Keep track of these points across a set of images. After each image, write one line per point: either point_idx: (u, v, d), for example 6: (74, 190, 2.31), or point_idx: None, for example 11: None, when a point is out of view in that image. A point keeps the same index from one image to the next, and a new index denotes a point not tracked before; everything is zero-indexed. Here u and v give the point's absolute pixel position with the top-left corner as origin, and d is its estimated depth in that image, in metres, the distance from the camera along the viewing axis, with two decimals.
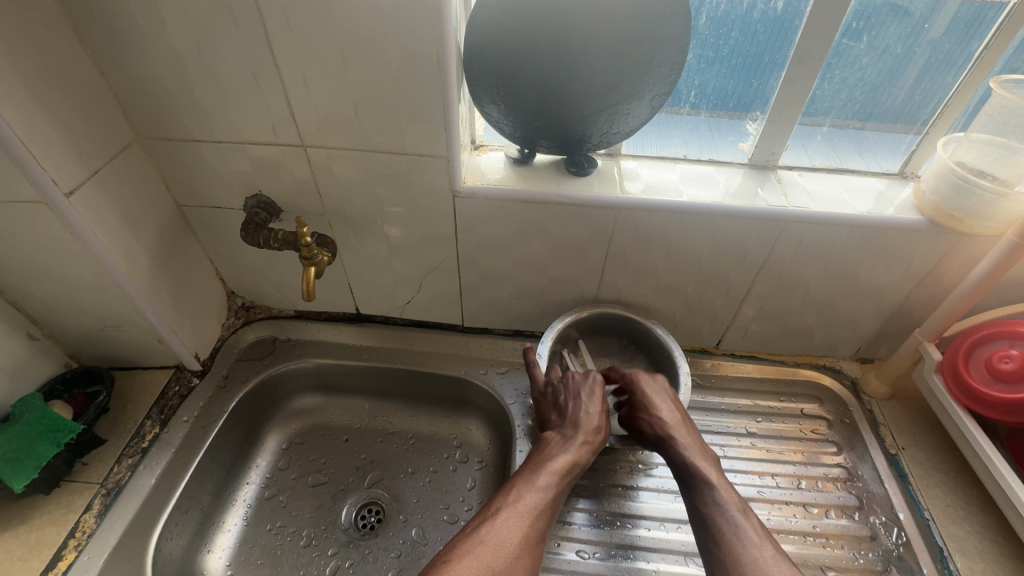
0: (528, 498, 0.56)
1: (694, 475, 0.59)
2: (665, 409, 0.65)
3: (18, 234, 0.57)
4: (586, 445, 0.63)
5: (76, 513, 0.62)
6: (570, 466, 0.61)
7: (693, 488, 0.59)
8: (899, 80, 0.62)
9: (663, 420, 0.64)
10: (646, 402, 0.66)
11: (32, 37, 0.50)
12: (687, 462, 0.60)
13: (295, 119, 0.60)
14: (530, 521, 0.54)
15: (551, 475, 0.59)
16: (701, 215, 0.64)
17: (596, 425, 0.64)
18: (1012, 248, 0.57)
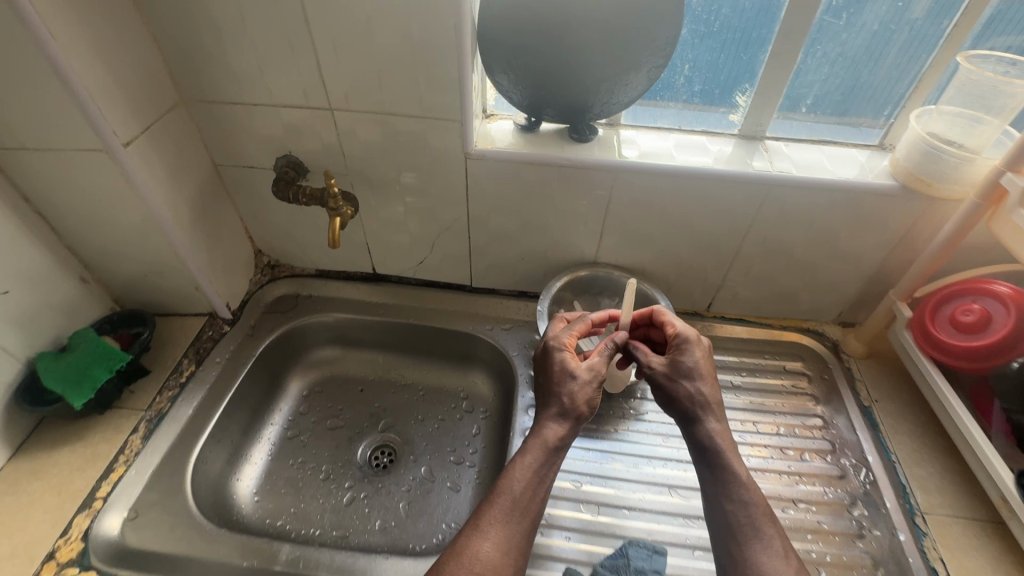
0: (495, 505, 0.54)
1: (719, 463, 0.56)
2: (703, 383, 0.59)
3: (79, 180, 0.64)
4: (551, 424, 0.58)
5: (125, 434, 0.69)
6: (538, 452, 0.57)
7: (710, 474, 0.56)
8: (878, 56, 0.67)
9: (702, 395, 0.58)
10: (679, 369, 0.60)
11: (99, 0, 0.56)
12: (714, 447, 0.56)
13: (324, 83, 0.67)
14: (500, 528, 0.52)
15: (516, 472, 0.55)
16: (693, 178, 0.70)
17: (560, 402, 0.59)
18: (973, 208, 0.61)
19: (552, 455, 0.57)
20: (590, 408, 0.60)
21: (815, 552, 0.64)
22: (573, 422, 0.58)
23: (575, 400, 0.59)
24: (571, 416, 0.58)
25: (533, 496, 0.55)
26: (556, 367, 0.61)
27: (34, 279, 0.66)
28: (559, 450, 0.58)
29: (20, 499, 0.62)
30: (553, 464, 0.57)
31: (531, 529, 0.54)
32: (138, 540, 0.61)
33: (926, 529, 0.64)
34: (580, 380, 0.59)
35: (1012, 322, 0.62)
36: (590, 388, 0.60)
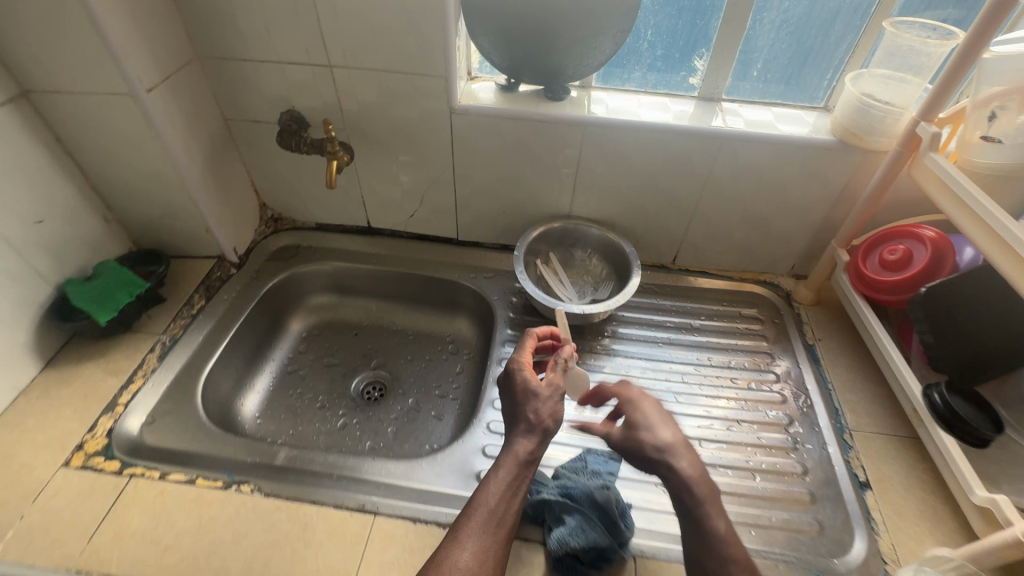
0: (470, 519, 0.52)
1: (700, 513, 0.53)
2: (664, 428, 0.58)
3: (106, 123, 0.72)
4: (520, 439, 0.58)
5: (142, 353, 0.78)
6: (510, 467, 0.56)
7: (696, 530, 0.53)
8: (818, 24, 0.75)
9: (665, 442, 0.57)
10: (637, 423, 0.60)
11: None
12: (691, 495, 0.54)
13: (324, 42, 0.75)
14: (476, 539, 0.50)
15: (489, 486, 0.54)
16: (653, 133, 0.78)
17: (527, 417, 0.59)
18: (897, 155, 0.69)
19: (524, 470, 0.56)
20: (556, 422, 0.60)
21: (753, 462, 0.72)
22: (542, 437, 0.58)
23: (541, 415, 0.59)
24: (539, 430, 0.58)
25: (509, 507, 0.54)
26: (519, 386, 0.62)
27: (63, 211, 0.75)
28: (532, 464, 0.57)
29: (51, 401, 0.71)
30: (525, 479, 0.56)
31: (508, 542, 0.53)
32: (154, 439, 0.69)
33: (852, 443, 0.73)
34: (541, 398, 0.61)
35: (929, 259, 0.70)
36: (553, 403, 0.61)
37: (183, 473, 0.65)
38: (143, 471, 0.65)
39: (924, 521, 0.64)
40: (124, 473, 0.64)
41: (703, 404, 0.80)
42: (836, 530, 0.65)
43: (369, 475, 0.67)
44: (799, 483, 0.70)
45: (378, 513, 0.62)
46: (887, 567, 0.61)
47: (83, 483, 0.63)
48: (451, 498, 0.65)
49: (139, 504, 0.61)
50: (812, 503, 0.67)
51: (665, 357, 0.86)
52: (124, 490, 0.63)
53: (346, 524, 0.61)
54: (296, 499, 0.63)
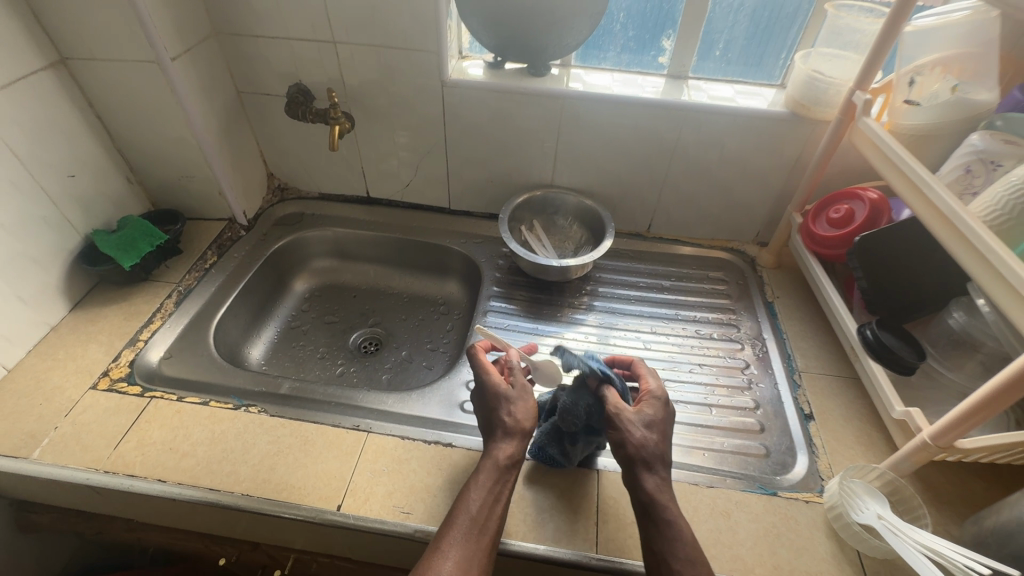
0: (452, 527, 0.55)
1: (661, 517, 0.56)
2: (652, 432, 0.61)
3: (134, 89, 0.81)
4: (500, 444, 0.61)
5: (160, 299, 0.86)
6: (490, 474, 0.59)
7: (653, 534, 0.56)
8: (771, 8, 0.84)
9: (650, 445, 0.59)
10: (633, 418, 0.61)
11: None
12: (656, 501, 0.57)
13: (329, 20, 0.83)
14: (459, 546, 0.53)
15: (471, 493, 0.57)
16: (625, 105, 0.87)
17: (503, 423, 0.62)
18: (839, 123, 0.77)
19: (503, 475, 0.59)
20: (531, 422, 0.63)
21: (711, 399, 0.80)
22: (520, 440, 0.61)
23: (516, 418, 0.62)
24: (516, 435, 0.61)
25: (491, 513, 0.56)
26: (488, 391, 0.64)
27: (92, 169, 0.83)
28: (513, 469, 0.60)
29: (80, 336, 0.79)
30: (506, 483, 0.59)
31: (492, 547, 0.55)
32: (171, 370, 0.77)
33: (800, 382, 0.80)
34: (512, 403, 0.63)
35: (868, 216, 0.78)
36: (525, 404, 0.64)
37: (198, 397, 0.73)
38: (162, 394, 0.72)
39: (860, 445, 0.72)
40: (145, 396, 0.72)
41: (669, 352, 0.87)
42: (781, 453, 0.72)
43: (364, 403, 0.75)
44: (751, 416, 0.77)
45: (372, 432, 0.70)
46: (824, 482, 0.68)
47: (109, 402, 0.71)
48: (437, 422, 0.73)
49: (159, 420, 0.69)
50: (761, 432, 0.75)
51: (637, 312, 0.94)
52: (145, 408, 0.70)
53: (342, 439, 0.69)
54: (298, 419, 0.71)
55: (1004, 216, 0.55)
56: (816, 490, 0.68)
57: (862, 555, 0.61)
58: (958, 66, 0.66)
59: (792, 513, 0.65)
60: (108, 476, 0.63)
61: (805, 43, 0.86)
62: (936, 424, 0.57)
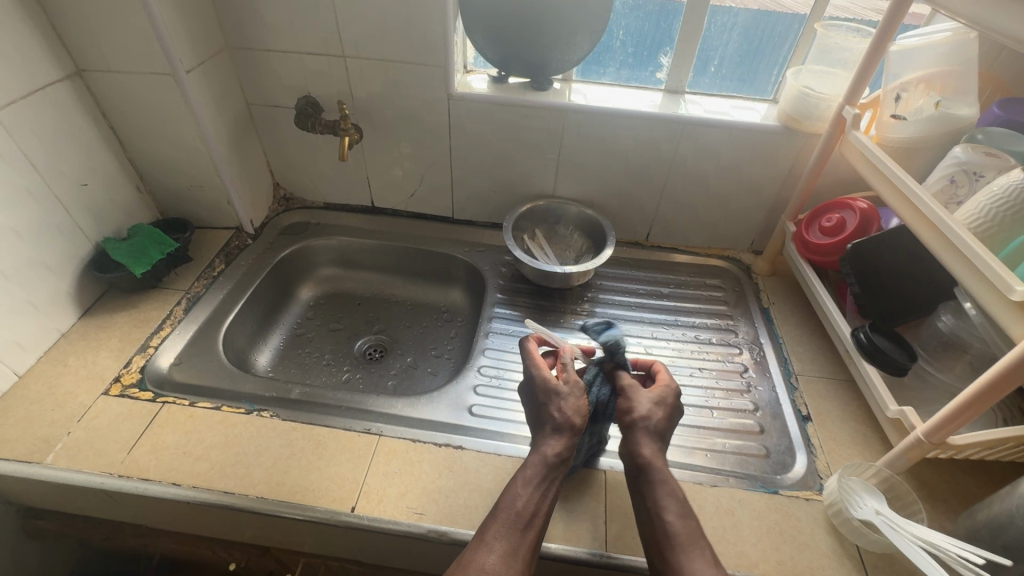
0: (498, 520, 0.58)
1: (654, 477, 0.62)
2: (647, 404, 0.67)
3: (149, 100, 0.83)
4: (550, 441, 0.63)
5: (170, 306, 0.87)
6: (538, 470, 0.61)
7: (646, 491, 0.62)
8: (763, 27, 0.89)
9: (647, 416, 0.66)
10: (643, 394, 0.68)
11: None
12: (650, 463, 0.63)
13: (339, 35, 0.86)
14: (504, 539, 0.56)
15: (518, 489, 0.60)
16: (625, 118, 0.90)
17: (552, 419, 0.64)
18: (829, 136, 0.81)
19: (549, 472, 0.61)
20: (581, 419, 0.65)
21: (712, 401, 0.82)
22: (568, 437, 0.63)
23: (566, 414, 0.64)
24: (565, 432, 0.63)
25: (538, 509, 0.59)
26: (539, 385, 0.67)
27: (104, 177, 0.85)
28: (560, 467, 0.62)
29: (91, 342, 0.80)
30: (553, 480, 0.61)
31: (536, 541, 0.58)
32: (182, 376, 0.78)
33: (798, 385, 0.83)
34: (564, 398, 0.65)
35: (859, 224, 0.82)
36: (576, 401, 0.66)
37: (210, 402, 0.74)
38: (174, 399, 0.73)
39: (856, 445, 0.74)
40: (157, 401, 0.73)
41: (670, 356, 0.90)
42: (781, 453, 0.75)
43: (374, 407, 0.76)
44: (751, 417, 0.79)
45: (383, 435, 0.71)
46: (823, 481, 0.71)
47: (121, 407, 0.71)
48: (447, 425, 0.74)
49: (172, 424, 0.70)
50: (761, 433, 0.77)
51: (637, 318, 0.96)
52: (158, 413, 0.71)
53: (354, 442, 0.70)
54: (310, 423, 0.72)
55: (986, 223, 0.59)
56: (815, 488, 0.70)
57: (861, 550, 0.63)
58: (940, 83, 0.70)
59: (793, 510, 0.67)
60: (122, 479, 0.63)
61: (796, 59, 0.90)
62: (928, 421, 0.60)
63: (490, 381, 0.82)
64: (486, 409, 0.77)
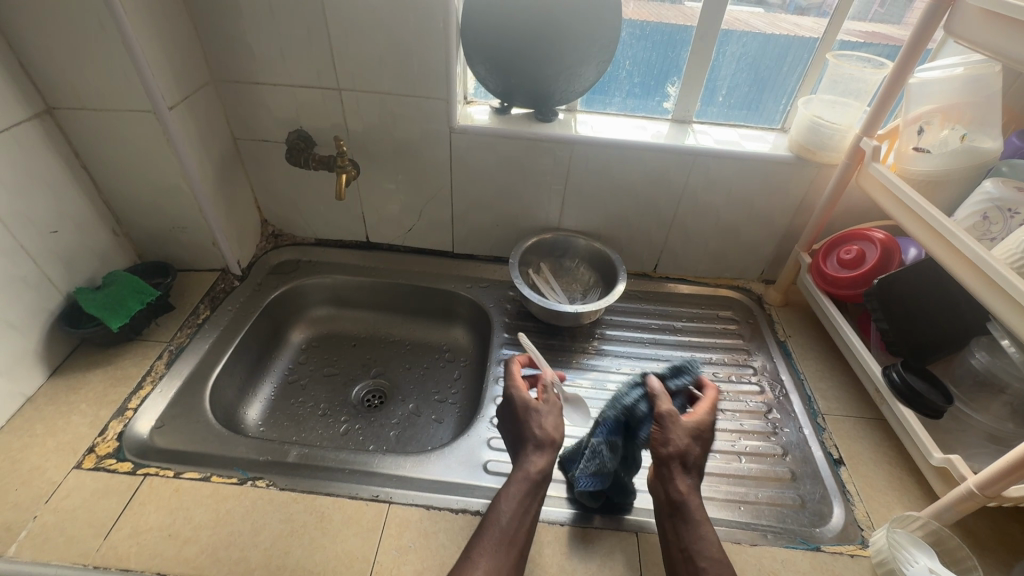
0: (483, 538, 0.54)
1: (690, 516, 0.57)
2: (685, 438, 0.59)
3: (127, 139, 0.77)
4: (532, 456, 0.60)
5: (150, 360, 0.79)
6: (520, 486, 0.58)
7: (680, 531, 0.57)
8: (770, 57, 0.87)
9: (685, 452, 0.59)
10: (679, 424, 0.59)
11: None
12: (685, 502, 0.58)
13: (335, 68, 0.81)
14: (489, 557, 0.53)
15: (501, 506, 0.56)
16: (635, 151, 0.87)
17: (533, 435, 0.61)
18: (846, 166, 0.79)
19: (532, 487, 0.58)
20: (561, 435, 0.62)
21: (738, 445, 0.77)
22: (549, 453, 0.60)
23: (547, 430, 0.61)
24: (546, 448, 0.60)
25: (521, 525, 0.56)
26: (518, 403, 0.63)
27: (76, 222, 0.78)
28: (541, 482, 0.59)
29: (62, 407, 0.72)
30: (536, 495, 0.58)
31: (520, 561, 0.54)
32: (165, 441, 0.70)
33: (825, 425, 0.80)
34: (545, 414, 0.63)
35: (880, 257, 0.80)
36: (553, 417, 0.63)
37: (198, 471, 0.66)
38: (157, 470, 0.66)
39: (893, 491, 0.71)
40: (138, 473, 0.65)
41: None
42: (816, 503, 0.70)
43: (380, 468, 0.70)
44: (780, 463, 0.75)
45: (392, 502, 0.65)
46: (864, 532, 0.67)
47: (96, 482, 0.64)
48: (461, 487, 0.68)
49: (155, 501, 0.62)
50: (793, 480, 0.73)
51: (651, 354, 0.92)
52: (139, 488, 0.64)
53: (362, 513, 0.63)
54: (312, 491, 0.65)
55: None
56: (857, 541, 0.66)
57: None
58: (957, 113, 0.69)
59: (838, 569, 0.62)
60: (97, 572, 0.56)
61: (805, 89, 0.89)
62: (980, 472, 0.56)
63: None
64: (501, 465, 0.72)
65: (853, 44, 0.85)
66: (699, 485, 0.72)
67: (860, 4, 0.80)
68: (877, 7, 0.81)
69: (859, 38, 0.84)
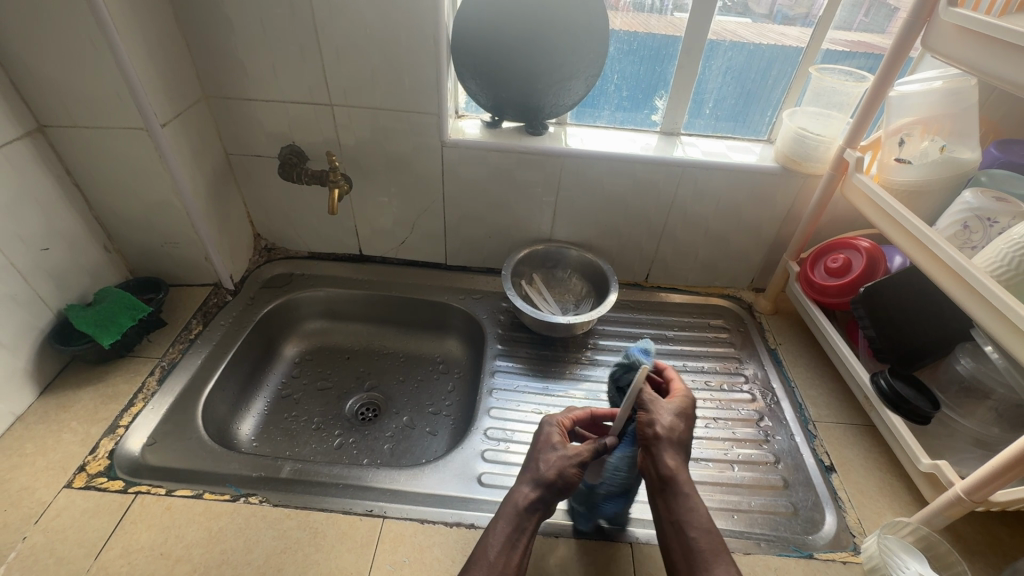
0: (469, 571, 0.55)
1: (680, 489, 0.58)
2: (666, 414, 0.62)
3: (118, 155, 0.77)
4: (523, 489, 0.60)
5: (142, 376, 0.79)
6: (508, 520, 0.58)
7: (672, 504, 0.58)
8: (754, 70, 0.89)
9: (674, 430, 0.60)
10: (665, 406, 0.63)
11: (146, 5, 0.71)
12: (676, 475, 0.58)
13: (327, 84, 0.82)
14: None
15: (488, 540, 0.57)
16: (624, 164, 0.88)
17: (532, 468, 0.61)
18: (830, 177, 0.80)
19: (519, 521, 0.58)
20: (568, 479, 0.59)
21: (731, 454, 0.78)
22: (542, 487, 0.59)
23: (546, 467, 0.60)
24: (539, 482, 0.59)
25: (508, 560, 0.55)
26: (542, 437, 0.63)
27: (68, 239, 0.78)
28: (531, 516, 0.59)
29: (51, 425, 0.71)
30: (525, 530, 0.58)
31: None
32: (157, 458, 0.70)
33: (816, 433, 0.80)
34: (569, 453, 0.61)
35: (866, 265, 0.81)
36: (567, 461, 0.60)
37: (190, 489, 0.66)
38: (149, 488, 0.65)
39: (884, 497, 0.72)
40: (129, 491, 0.65)
41: None
42: (809, 510, 0.71)
43: (375, 482, 0.69)
44: (773, 471, 0.76)
45: (387, 517, 0.65)
46: (856, 539, 0.67)
47: (86, 502, 0.63)
48: (455, 500, 0.68)
49: (147, 519, 0.62)
50: (786, 488, 0.73)
51: None
52: (130, 506, 0.63)
53: (356, 528, 0.63)
54: (305, 507, 0.65)
55: (1006, 268, 0.57)
56: (849, 548, 0.66)
57: None
58: (936, 124, 0.71)
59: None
60: None
61: (790, 101, 0.91)
62: (967, 477, 0.57)
63: (498, 445, 0.76)
64: (496, 478, 0.72)
65: (839, 54, 0.87)
66: None
67: (842, 15, 0.83)
68: (862, 17, 0.83)
69: (843, 48, 0.86)
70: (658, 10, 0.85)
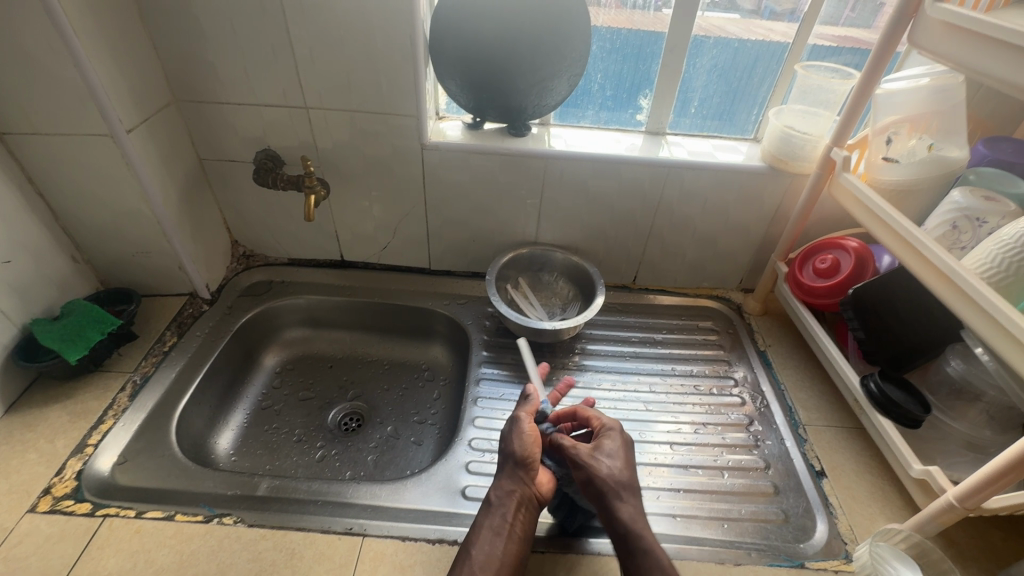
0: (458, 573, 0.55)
1: (638, 546, 0.57)
2: (601, 458, 0.63)
3: (82, 162, 0.74)
4: (495, 481, 0.63)
5: (113, 392, 0.76)
6: (487, 512, 0.60)
7: (632, 563, 0.56)
8: (740, 66, 0.88)
9: (615, 477, 0.61)
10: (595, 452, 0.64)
11: (107, 5, 0.68)
12: (631, 529, 0.58)
13: (301, 86, 0.80)
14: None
15: (472, 537, 0.58)
16: (608, 164, 0.86)
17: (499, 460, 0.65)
18: (817, 176, 0.79)
19: (497, 506, 0.60)
20: (525, 450, 0.64)
21: (720, 460, 0.76)
22: (509, 470, 0.63)
23: (507, 452, 0.65)
24: (504, 467, 0.64)
25: (493, 546, 0.56)
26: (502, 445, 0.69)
27: (31, 251, 0.75)
28: (509, 500, 0.61)
29: (16, 446, 0.69)
30: (506, 512, 0.59)
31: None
32: (127, 478, 0.67)
33: (806, 436, 0.79)
34: (516, 425, 0.67)
35: (854, 266, 0.80)
36: (519, 437, 0.65)
37: (161, 510, 0.63)
38: (118, 510, 0.63)
39: (875, 502, 0.71)
40: (97, 515, 0.62)
41: (672, 409, 0.84)
42: (800, 517, 0.70)
43: (355, 499, 0.67)
44: (763, 477, 0.74)
45: (367, 534, 0.63)
46: (848, 546, 0.66)
47: (51, 527, 0.61)
48: (439, 516, 0.66)
49: (115, 544, 0.60)
50: (776, 494, 0.72)
51: (635, 370, 0.90)
52: (98, 530, 0.61)
53: (334, 548, 0.61)
54: (281, 527, 0.63)
55: (996, 270, 0.56)
56: (841, 556, 0.65)
57: None
58: (924, 122, 0.70)
59: None
60: None
61: (776, 98, 0.90)
62: (959, 484, 0.56)
63: (483, 456, 0.74)
64: (481, 490, 0.70)
65: (825, 49, 0.86)
66: (682, 503, 0.70)
67: (829, 9, 0.81)
68: (848, 12, 0.82)
69: (830, 43, 0.85)
70: (642, 6, 0.83)
